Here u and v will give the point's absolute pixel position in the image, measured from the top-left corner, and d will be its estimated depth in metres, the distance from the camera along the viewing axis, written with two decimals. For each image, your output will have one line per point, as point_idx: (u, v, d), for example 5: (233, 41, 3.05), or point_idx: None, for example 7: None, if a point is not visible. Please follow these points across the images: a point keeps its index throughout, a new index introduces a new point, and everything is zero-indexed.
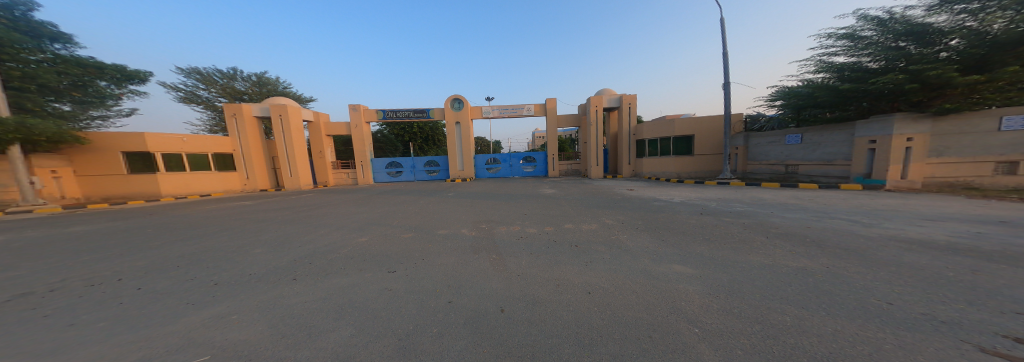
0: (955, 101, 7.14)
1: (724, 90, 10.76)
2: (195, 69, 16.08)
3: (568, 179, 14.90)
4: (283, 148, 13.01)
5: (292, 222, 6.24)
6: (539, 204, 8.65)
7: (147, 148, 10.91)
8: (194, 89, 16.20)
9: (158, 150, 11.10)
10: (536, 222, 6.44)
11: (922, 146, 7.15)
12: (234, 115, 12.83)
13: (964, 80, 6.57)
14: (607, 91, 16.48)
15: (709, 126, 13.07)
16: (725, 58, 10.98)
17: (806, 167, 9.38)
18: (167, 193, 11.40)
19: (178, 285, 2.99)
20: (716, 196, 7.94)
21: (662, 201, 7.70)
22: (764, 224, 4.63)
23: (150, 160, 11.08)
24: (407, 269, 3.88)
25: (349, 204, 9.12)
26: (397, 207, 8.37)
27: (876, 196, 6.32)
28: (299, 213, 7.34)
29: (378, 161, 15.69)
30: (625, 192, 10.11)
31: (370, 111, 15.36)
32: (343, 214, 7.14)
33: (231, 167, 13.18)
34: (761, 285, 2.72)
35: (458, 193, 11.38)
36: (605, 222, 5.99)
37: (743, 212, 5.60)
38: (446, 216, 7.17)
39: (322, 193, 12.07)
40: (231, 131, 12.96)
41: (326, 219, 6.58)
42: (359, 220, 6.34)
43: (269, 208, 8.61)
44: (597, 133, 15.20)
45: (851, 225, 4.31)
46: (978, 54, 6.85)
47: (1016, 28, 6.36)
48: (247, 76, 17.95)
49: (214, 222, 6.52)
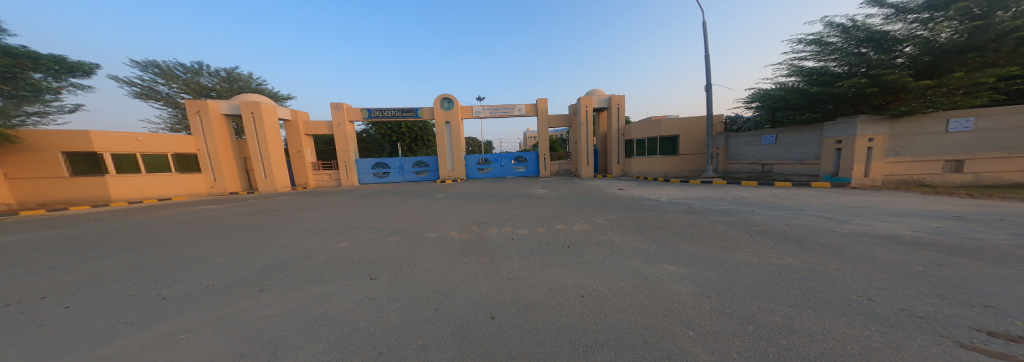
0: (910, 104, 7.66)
1: (706, 92, 11.12)
2: (154, 63, 14.84)
3: (559, 179, 14.96)
4: (254, 148, 12.20)
5: (266, 227, 5.85)
6: (531, 204, 8.59)
7: (94, 148, 9.95)
8: (152, 84, 14.94)
9: (106, 150, 10.14)
10: (528, 223, 6.36)
11: (883, 145, 7.65)
12: (199, 112, 11.89)
13: (917, 84, 7.07)
14: (597, 92, 16.67)
15: (693, 126, 13.49)
16: (707, 61, 11.36)
17: (781, 166, 9.86)
18: (119, 197, 10.45)
19: (128, 303, 2.68)
20: (700, 194, 8.18)
21: (651, 200, 7.84)
22: (746, 222, 4.78)
23: (98, 161, 10.11)
24: (391, 276, 3.68)
25: (331, 206, 8.69)
26: (382, 209, 8.06)
27: (844, 193, 6.71)
28: (275, 217, 6.90)
29: (364, 161, 15.08)
30: (615, 192, 10.26)
31: (354, 110, 14.75)
32: (323, 217, 6.78)
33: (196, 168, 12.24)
34: (748, 284, 2.76)
35: (448, 194, 11.13)
36: (595, 222, 6.00)
37: (727, 210, 5.77)
38: (435, 218, 6.96)
39: (299, 196, 11.46)
40: (195, 128, 12.04)
41: (305, 222, 6.21)
42: (340, 224, 6.02)
43: (239, 211, 8.05)
44: (587, 133, 15.34)
45: (826, 221, 4.50)
46: (929, 60, 7.40)
47: (961, 37, 6.93)
48: (215, 71, 16.77)
49: (178, 227, 6.02)
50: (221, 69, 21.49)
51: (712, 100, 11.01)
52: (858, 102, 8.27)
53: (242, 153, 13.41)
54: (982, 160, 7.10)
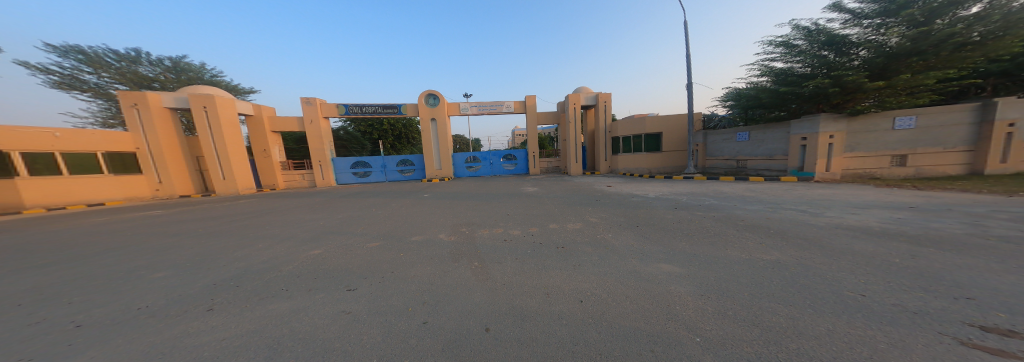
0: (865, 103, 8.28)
1: (686, 91, 11.47)
2: (77, 48, 12.92)
3: (548, 177, 14.92)
4: (209, 145, 11.01)
5: (227, 234, 5.24)
6: (522, 203, 8.42)
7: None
8: (76, 72, 13.02)
9: (15, 149, 8.76)
10: (520, 223, 6.18)
11: (843, 141, 8.23)
12: (136, 105, 10.50)
13: (871, 85, 7.63)
14: (584, 90, 16.73)
15: (675, 124, 13.91)
16: (688, 60, 11.72)
17: (753, 162, 10.41)
18: (34, 203, 9.11)
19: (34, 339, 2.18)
20: (683, 190, 8.42)
21: (638, 197, 7.94)
22: (730, 217, 4.90)
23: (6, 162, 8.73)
24: (371, 285, 3.35)
25: (304, 209, 8.01)
26: (363, 211, 7.54)
27: (811, 187, 7.16)
28: (238, 222, 6.23)
29: (342, 160, 14.16)
30: (604, 188, 10.37)
31: (329, 105, 13.72)
32: (295, 221, 6.20)
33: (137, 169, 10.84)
34: (744, 283, 2.75)
35: (434, 194, 10.71)
36: (587, 221, 5.94)
37: (712, 205, 5.92)
38: (420, 220, 6.59)
39: (264, 197, 10.50)
40: (132, 123, 10.63)
41: (272, 228, 5.63)
42: (313, 229, 5.52)
43: (193, 216, 7.20)
44: (576, 131, 15.38)
45: (803, 214, 4.70)
46: (881, 63, 8.01)
47: (908, 42, 7.56)
48: (157, 60, 14.94)
49: (119, 237, 5.26)
50: (171, 57, 19.20)
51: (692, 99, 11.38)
52: (820, 101, 8.84)
53: (195, 151, 12.06)
54: (924, 155, 7.84)
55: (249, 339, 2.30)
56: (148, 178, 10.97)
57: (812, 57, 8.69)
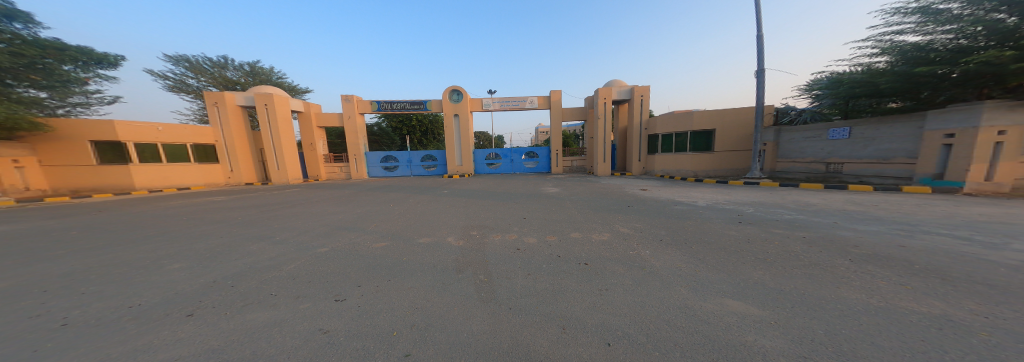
0: None
1: (757, 78, 9.48)
2: (183, 57, 15.37)
3: (573, 177, 13.83)
4: (267, 139, 12.21)
5: (252, 226, 5.35)
6: (537, 205, 7.71)
7: (117, 138, 10.31)
8: (184, 78, 15.56)
9: (130, 140, 10.49)
10: (533, 229, 5.49)
11: (1019, 139, 5.90)
12: (216, 104, 12.05)
13: None
14: (617, 83, 15.26)
15: (732, 120, 11.73)
16: (760, 41, 9.70)
17: (854, 166, 8.18)
18: (143, 186, 10.85)
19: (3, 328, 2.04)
20: (746, 198, 6.84)
21: (682, 204, 6.65)
22: (835, 238, 3.56)
23: (122, 150, 10.50)
24: (361, 296, 2.92)
25: (330, 201, 8.24)
26: (380, 206, 7.50)
27: (960, 203, 5.12)
28: (268, 213, 6.46)
29: (372, 154, 14.80)
30: (638, 192, 9.05)
31: (364, 102, 14.47)
32: (314, 215, 6.26)
33: (214, 159, 12.45)
34: (908, 342, 1.66)
35: (453, 190, 10.47)
36: (618, 231, 4.99)
37: (793, 220, 4.53)
38: (431, 219, 6.27)
39: (310, 188, 11.36)
40: (212, 119, 12.21)
41: (295, 221, 5.68)
42: (330, 225, 5.43)
43: (241, 205, 7.77)
44: (606, 128, 14.04)
45: (963, 242, 3.19)
46: None
47: None
48: (239, 65, 17.22)
49: (162, 224, 5.61)
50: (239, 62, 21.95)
51: (762, 87, 9.38)
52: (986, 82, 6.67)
53: (259, 144, 13.53)
54: None
55: (218, 347, 1.94)
56: (223, 167, 12.58)
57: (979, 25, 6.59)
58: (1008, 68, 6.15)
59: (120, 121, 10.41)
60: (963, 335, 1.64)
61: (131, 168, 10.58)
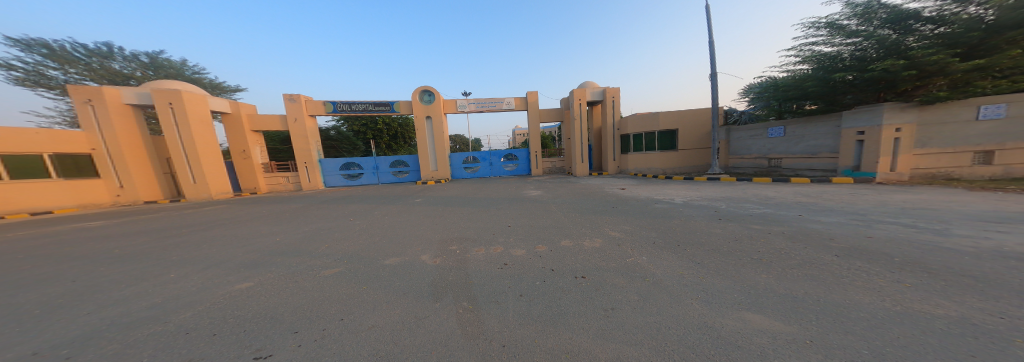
0: (942, 88, 7.26)
1: (711, 81, 10.22)
2: (41, 42, 11.85)
3: (552, 178, 13.72)
4: (175, 145, 9.86)
5: (147, 261, 4.10)
6: (525, 211, 7.28)
7: None
8: (41, 68, 12.00)
9: None
10: (526, 241, 5.01)
11: (912, 135, 7.00)
12: (91, 101, 9.39)
13: (958, 65, 6.60)
14: (590, 84, 15.57)
15: (690, 120, 12.72)
16: (711, 47, 10.50)
17: (791, 160, 9.22)
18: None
19: None
20: (715, 194, 7.26)
21: (662, 203, 6.77)
22: (807, 231, 3.67)
23: None
24: (289, 359, 2.14)
25: (272, 219, 6.91)
26: (340, 222, 6.41)
27: (878, 191, 5.90)
28: (180, 239, 5.12)
29: (329, 161, 13.01)
30: (617, 192, 9.19)
31: (315, 102, 12.64)
32: (244, 238, 5.07)
33: (93, 173, 9.74)
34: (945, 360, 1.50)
35: (427, 198, 9.54)
36: (611, 237, 4.74)
37: (766, 214, 4.72)
38: (403, 234, 5.44)
39: (236, 204, 9.43)
40: (88, 121, 9.53)
41: (217, 250, 4.49)
42: (264, 251, 4.37)
43: (136, 230, 6.09)
44: (581, 129, 14.21)
45: (916, 230, 3.42)
46: (966, 40, 6.96)
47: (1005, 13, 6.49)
48: (132, 56, 13.85)
49: (6, 264, 4.09)
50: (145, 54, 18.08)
51: (715, 90, 10.15)
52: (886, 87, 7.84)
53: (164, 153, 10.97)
54: (1011, 152, 6.62)
55: None
56: (108, 183, 9.88)
57: (877, 38, 7.73)
58: (899, 75, 7.28)
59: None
60: (997, 350, 1.52)
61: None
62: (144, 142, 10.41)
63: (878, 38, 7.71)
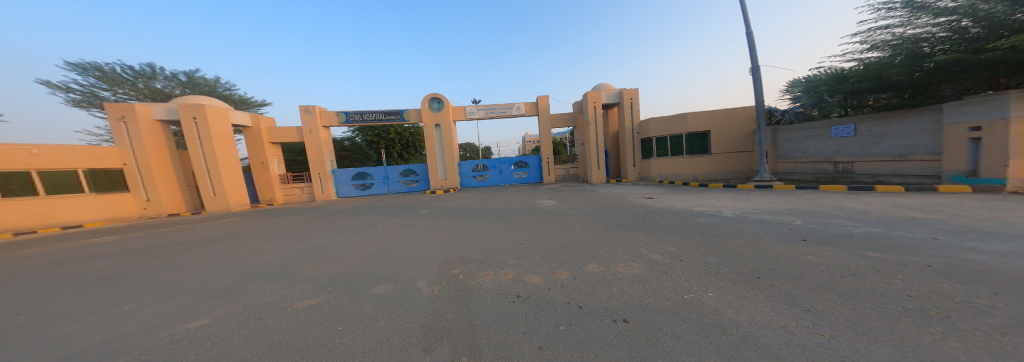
0: None
1: (754, 75, 8.78)
2: (95, 65, 12.87)
3: (567, 186, 12.73)
4: (196, 158, 9.98)
5: (107, 285, 3.57)
6: (538, 226, 6.37)
7: None
8: (95, 89, 13.02)
9: None
10: (540, 265, 4.10)
11: None
12: (123, 118, 9.85)
13: None
14: (605, 86, 14.64)
15: (726, 121, 11.29)
16: (751, 35, 9.00)
17: (866, 164, 7.62)
18: (4, 228, 8.37)
19: None
20: (773, 204, 5.96)
21: (707, 217, 5.59)
22: (970, 262, 2.45)
23: None
24: None
25: (268, 234, 6.45)
26: (335, 237, 5.85)
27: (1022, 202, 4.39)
28: (165, 258, 4.68)
29: (341, 171, 12.97)
30: (645, 201, 8.06)
31: (329, 113, 12.71)
32: (225, 258, 4.51)
33: (123, 187, 10.09)
34: None
35: (434, 209, 8.93)
36: (652, 262, 3.69)
37: (871, 233, 3.50)
38: (398, 255, 4.73)
39: (251, 217, 9.36)
40: (120, 138, 9.97)
41: (190, 272, 3.93)
42: (236, 276, 3.72)
43: (136, 247, 5.82)
44: (597, 133, 13.27)
45: None
46: None
47: None
48: (173, 75, 14.79)
49: None
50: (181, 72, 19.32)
51: (758, 86, 8.67)
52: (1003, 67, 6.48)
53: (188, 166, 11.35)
54: None
55: None
56: (135, 197, 10.21)
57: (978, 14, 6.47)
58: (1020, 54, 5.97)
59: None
60: None
61: None
62: (170, 156, 10.79)
63: (979, 14, 6.43)
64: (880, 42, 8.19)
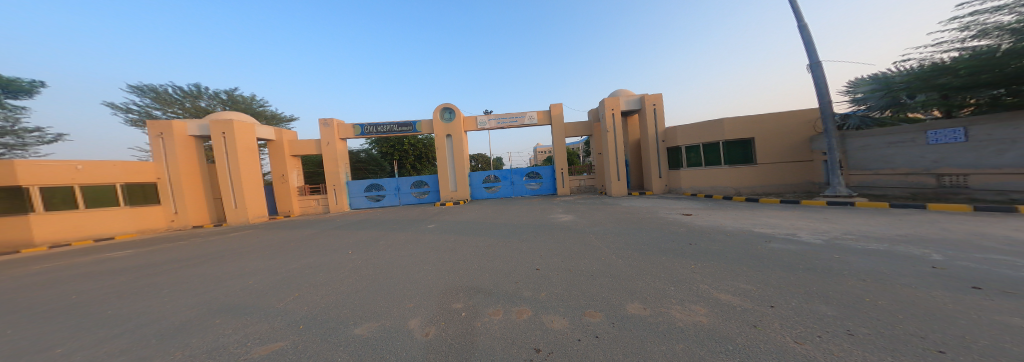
0: None
1: (814, 71, 7.44)
2: (150, 87, 14.02)
3: (584, 198, 11.66)
4: (222, 172, 10.19)
5: (57, 318, 3.07)
6: (552, 245, 5.45)
7: (17, 181, 8.39)
8: (148, 109, 14.12)
9: (34, 183, 8.59)
10: (564, 302, 3.15)
11: None
12: (160, 134, 10.53)
13: None
14: (623, 93, 13.71)
15: (773, 126, 9.79)
16: (804, 26, 7.71)
17: (991, 178, 5.97)
18: (41, 241, 8.68)
19: None
20: (868, 227, 4.60)
21: (777, 240, 4.35)
22: None
23: (22, 196, 8.50)
24: None
25: (265, 251, 6.01)
26: (330, 257, 5.29)
27: None
28: (145, 282, 4.25)
29: (355, 183, 12.85)
30: (680, 218, 6.85)
31: (345, 125, 12.81)
32: (201, 284, 3.99)
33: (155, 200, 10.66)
34: None
35: (441, 223, 8.30)
36: (725, 306, 2.61)
37: None
38: (394, 284, 4.01)
39: (267, 230, 9.25)
40: (156, 153, 10.62)
41: (157, 302, 3.40)
42: (201, 310, 3.11)
43: (136, 264, 5.56)
44: (616, 143, 12.19)
45: None
46: None
47: None
48: (216, 94, 15.84)
49: None
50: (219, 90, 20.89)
51: (821, 84, 7.28)
52: None
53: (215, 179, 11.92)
54: None
55: None
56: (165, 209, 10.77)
57: None
58: None
59: (22, 161, 8.55)
60: None
61: (29, 219, 8.57)
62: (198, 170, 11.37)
63: None
64: (991, 26, 6.77)
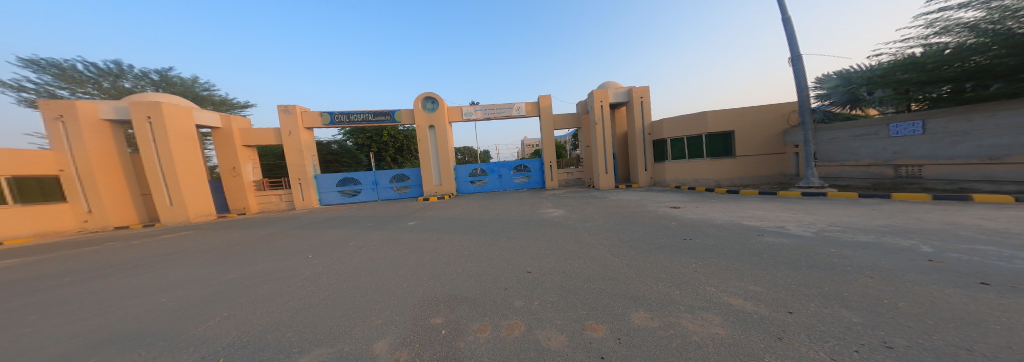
0: None
1: (795, 65, 7.58)
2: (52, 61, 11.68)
3: (572, 192, 11.46)
4: (150, 164, 8.69)
5: None
6: (546, 245, 5.05)
7: None
8: (51, 88, 11.76)
9: None
10: (562, 314, 2.79)
11: None
12: (60, 117, 8.79)
13: None
14: (612, 85, 13.55)
15: (753, 120, 10.06)
16: (788, 19, 7.82)
17: (942, 168, 6.50)
18: None
19: None
20: (853, 218, 4.65)
21: (770, 234, 4.25)
22: None
23: None
24: None
25: (206, 256, 5.10)
26: (288, 262, 4.54)
27: None
28: (28, 301, 3.36)
29: (325, 176, 11.69)
30: (672, 212, 6.76)
31: (311, 113, 11.47)
32: (104, 303, 3.18)
33: (59, 197, 8.98)
34: None
35: (424, 220, 7.61)
36: (737, 313, 2.36)
37: None
38: (359, 296, 3.39)
39: (209, 230, 8.02)
40: (56, 140, 8.88)
41: (23, 333, 2.57)
42: (82, 343, 2.37)
43: (27, 276, 4.48)
44: (604, 135, 12.05)
45: None
46: None
47: None
48: (144, 74, 13.56)
49: None
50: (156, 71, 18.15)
51: (802, 77, 7.45)
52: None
53: (140, 172, 10.27)
54: None
55: None
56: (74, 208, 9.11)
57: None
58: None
59: None
60: None
61: None
62: (117, 161, 9.71)
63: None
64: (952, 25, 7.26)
